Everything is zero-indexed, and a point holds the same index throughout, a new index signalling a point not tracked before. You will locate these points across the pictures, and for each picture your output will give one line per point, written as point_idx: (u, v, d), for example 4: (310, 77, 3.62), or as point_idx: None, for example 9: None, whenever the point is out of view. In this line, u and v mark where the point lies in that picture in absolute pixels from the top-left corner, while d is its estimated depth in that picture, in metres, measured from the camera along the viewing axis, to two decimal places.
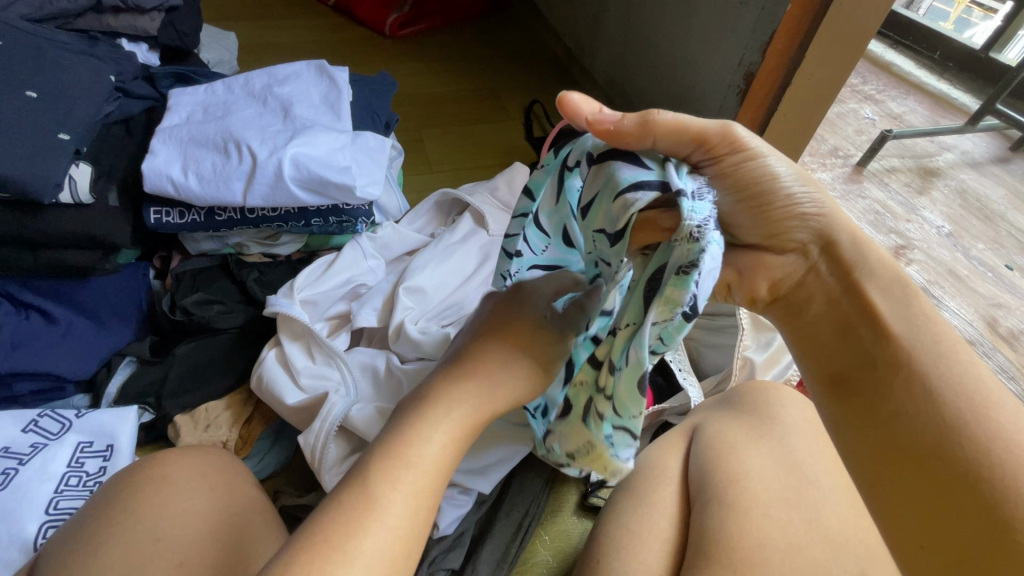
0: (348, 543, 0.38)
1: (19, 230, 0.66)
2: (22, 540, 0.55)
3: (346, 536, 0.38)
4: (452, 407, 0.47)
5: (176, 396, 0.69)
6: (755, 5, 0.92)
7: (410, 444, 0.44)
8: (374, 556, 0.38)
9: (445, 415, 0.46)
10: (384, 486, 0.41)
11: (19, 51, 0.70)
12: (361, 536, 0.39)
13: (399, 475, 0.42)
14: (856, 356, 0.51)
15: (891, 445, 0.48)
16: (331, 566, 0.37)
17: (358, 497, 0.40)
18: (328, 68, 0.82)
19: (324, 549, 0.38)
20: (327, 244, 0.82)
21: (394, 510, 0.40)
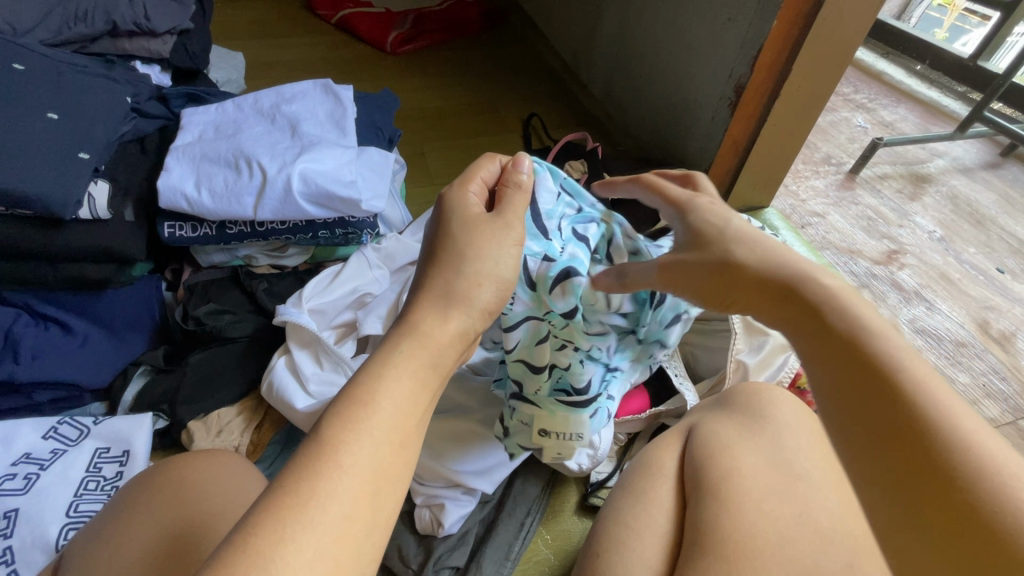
0: (302, 491, 0.33)
1: (40, 245, 0.69)
2: (45, 541, 0.57)
3: (307, 488, 0.33)
4: (421, 349, 0.41)
5: (190, 403, 0.71)
6: (743, 21, 0.96)
7: (365, 387, 0.38)
8: (338, 512, 0.33)
9: (410, 358, 0.40)
10: (338, 430, 0.35)
11: (40, 75, 0.73)
12: (316, 482, 0.33)
13: (356, 418, 0.36)
14: (835, 370, 0.41)
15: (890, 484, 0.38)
16: (285, 515, 0.32)
17: (311, 444, 0.35)
18: (334, 86, 0.86)
19: (281, 504, 0.32)
20: (333, 255, 0.85)
21: (359, 458, 0.35)
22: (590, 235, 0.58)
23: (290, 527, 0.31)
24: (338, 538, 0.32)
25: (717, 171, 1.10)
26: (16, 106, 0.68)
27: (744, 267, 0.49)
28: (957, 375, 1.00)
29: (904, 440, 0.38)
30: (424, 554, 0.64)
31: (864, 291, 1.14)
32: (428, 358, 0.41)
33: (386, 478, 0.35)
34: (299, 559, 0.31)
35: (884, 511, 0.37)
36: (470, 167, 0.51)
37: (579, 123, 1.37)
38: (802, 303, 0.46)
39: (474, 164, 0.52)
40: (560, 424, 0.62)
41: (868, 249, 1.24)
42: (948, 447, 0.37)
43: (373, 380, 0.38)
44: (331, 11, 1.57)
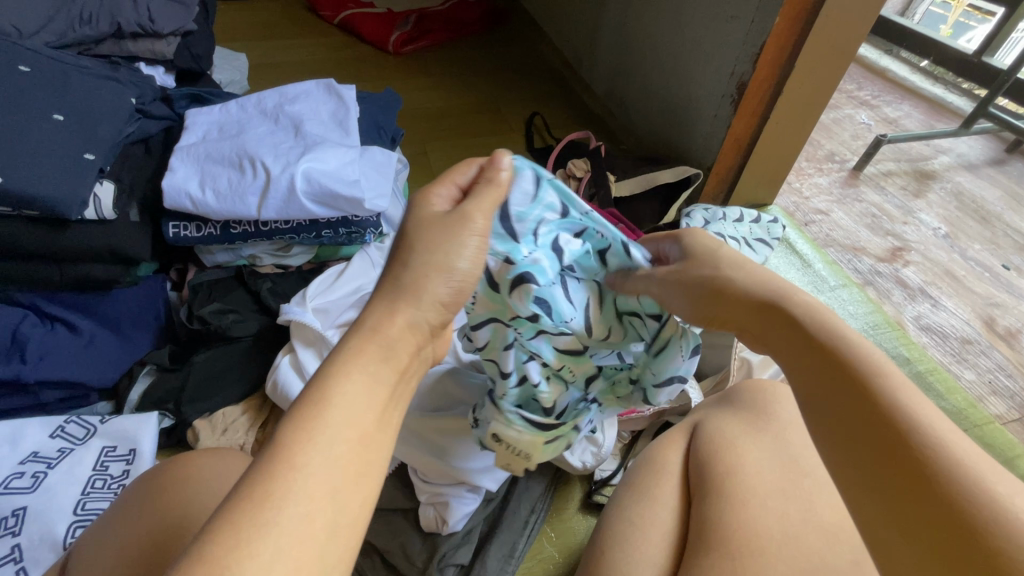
0: (260, 494, 0.31)
1: (46, 246, 0.70)
2: (53, 539, 0.58)
3: (263, 490, 0.32)
4: (371, 344, 0.40)
5: (195, 401, 0.72)
6: (745, 18, 0.96)
7: (322, 388, 0.37)
8: (301, 512, 0.32)
9: (361, 355, 0.40)
10: (294, 432, 0.34)
11: (46, 77, 0.74)
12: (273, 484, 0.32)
13: (311, 418, 0.35)
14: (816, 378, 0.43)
15: (866, 480, 0.38)
16: (242, 518, 0.30)
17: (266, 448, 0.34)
18: (336, 86, 0.86)
19: (239, 508, 0.31)
20: (337, 254, 0.85)
21: (317, 456, 0.34)
22: (569, 249, 0.55)
23: (252, 527, 0.30)
24: (299, 539, 0.31)
25: (720, 169, 1.10)
26: (21, 108, 0.69)
27: (729, 281, 0.51)
28: (963, 373, 0.99)
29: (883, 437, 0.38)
30: (429, 552, 0.64)
31: (869, 288, 1.14)
32: (381, 353, 0.40)
33: (349, 475, 0.34)
34: (257, 561, 0.29)
35: (872, 507, 0.37)
36: (445, 170, 0.50)
37: (581, 121, 1.37)
38: (781, 314, 0.48)
39: (453, 167, 0.50)
40: (513, 439, 0.59)
41: (872, 246, 1.23)
42: (927, 444, 0.37)
43: (328, 381, 0.37)
44: (333, 11, 1.57)
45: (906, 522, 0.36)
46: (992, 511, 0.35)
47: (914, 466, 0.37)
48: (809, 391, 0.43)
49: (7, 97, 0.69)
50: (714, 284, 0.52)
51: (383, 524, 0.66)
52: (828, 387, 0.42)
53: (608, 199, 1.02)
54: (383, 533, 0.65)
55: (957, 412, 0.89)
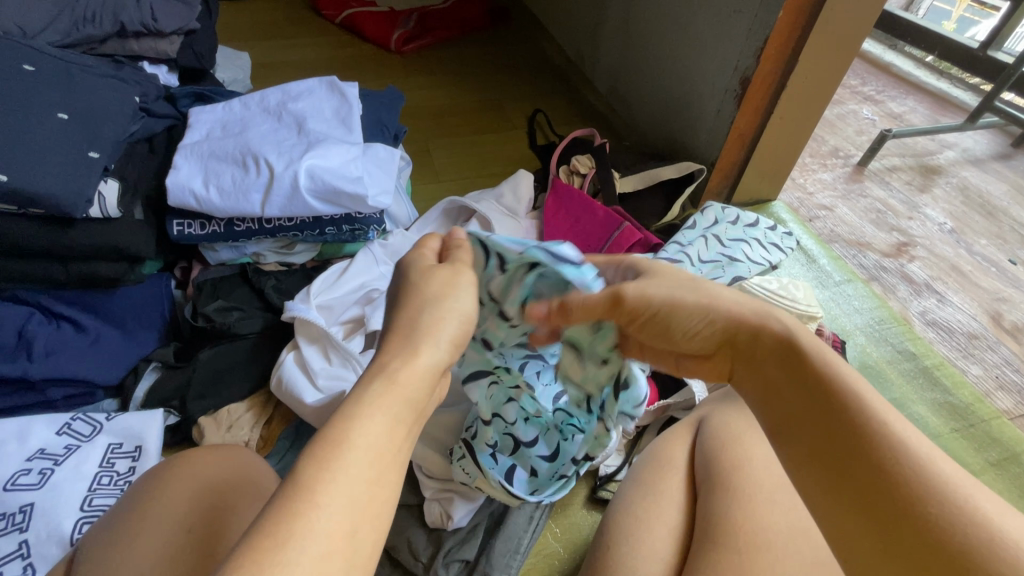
0: (280, 536, 0.31)
1: (51, 244, 0.70)
2: (59, 535, 0.58)
3: (284, 532, 0.31)
4: (398, 387, 0.38)
5: (200, 398, 0.72)
6: (748, 12, 0.95)
7: (345, 424, 0.36)
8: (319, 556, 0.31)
9: (389, 395, 0.38)
10: (315, 473, 0.33)
11: (51, 77, 0.74)
12: (294, 528, 0.31)
13: (334, 459, 0.34)
14: (796, 407, 0.42)
15: (868, 518, 0.38)
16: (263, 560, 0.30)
17: (289, 486, 0.33)
18: (339, 83, 0.86)
19: (259, 548, 0.30)
20: (340, 252, 0.86)
21: (337, 499, 0.33)
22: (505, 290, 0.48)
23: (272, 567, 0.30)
24: None
25: (724, 164, 1.09)
26: (26, 107, 0.69)
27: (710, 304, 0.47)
28: (969, 368, 0.98)
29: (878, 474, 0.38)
30: (434, 546, 0.64)
31: (874, 284, 1.13)
32: (408, 394, 0.39)
33: (368, 518, 0.34)
34: None
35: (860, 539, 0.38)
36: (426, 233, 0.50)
37: (583, 118, 1.37)
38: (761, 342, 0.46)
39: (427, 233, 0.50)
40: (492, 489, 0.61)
41: (877, 241, 1.23)
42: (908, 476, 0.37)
43: (351, 418, 0.36)
44: (334, 10, 1.57)
45: (908, 562, 0.36)
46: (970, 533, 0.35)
47: (912, 503, 0.37)
48: (799, 427, 0.42)
49: (12, 96, 0.69)
50: (672, 313, 0.46)
51: (388, 520, 0.66)
52: (818, 425, 0.41)
53: (612, 195, 1.02)
54: (387, 529, 0.65)
55: (964, 407, 0.89)
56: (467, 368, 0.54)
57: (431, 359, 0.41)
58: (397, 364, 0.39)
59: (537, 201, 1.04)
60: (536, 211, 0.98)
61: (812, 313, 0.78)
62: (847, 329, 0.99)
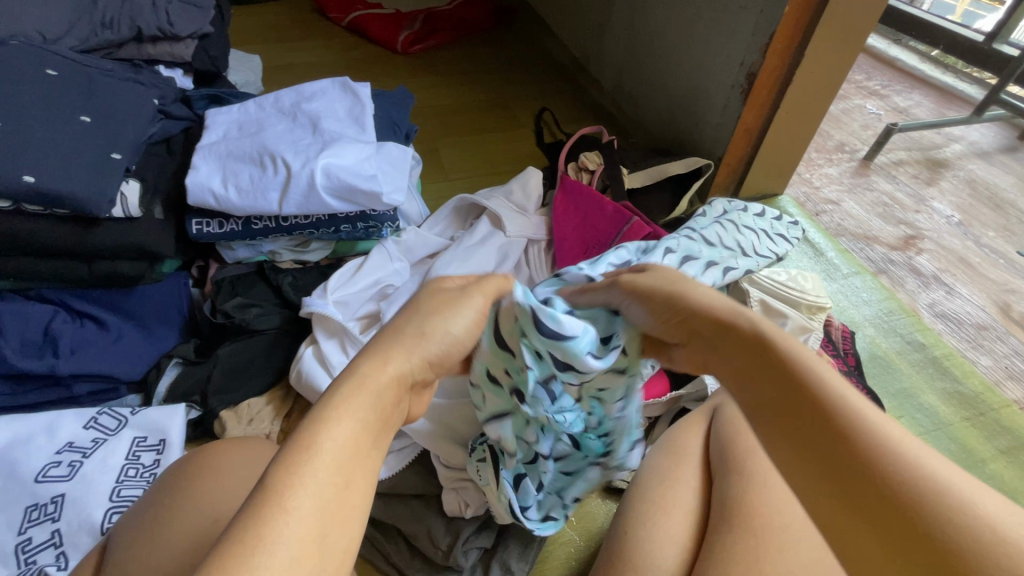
0: (246, 539, 0.30)
1: (75, 243, 0.72)
2: (90, 524, 0.60)
3: (251, 535, 0.30)
4: (362, 392, 0.39)
5: (220, 393, 0.74)
6: (754, 8, 0.96)
7: (308, 431, 0.36)
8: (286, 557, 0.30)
9: (356, 398, 0.38)
10: (281, 478, 0.33)
11: (73, 81, 0.76)
12: (262, 529, 0.31)
13: (299, 463, 0.34)
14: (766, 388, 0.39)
15: (845, 511, 0.33)
16: (231, 565, 0.29)
17: (254, 493, 0.32)
18: (352, 84, 0.88)
19: (227, 553, 0.30)
20: (355, 249, 0.87)
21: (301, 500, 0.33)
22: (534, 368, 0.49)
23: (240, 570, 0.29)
24: None
25: (731, 159, 1.10)
26: (50, 110, 0.71)
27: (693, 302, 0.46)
28: (979, 358, 0.99)
29: (847, 454, 0.34)
30: (452, 535, 0.65)
31: (882, 276, 1.14)
32: (377, 396, 0.39)
33: (340, 517, 0.33)
34: None
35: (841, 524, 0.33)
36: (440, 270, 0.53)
37: (590, 116, 1.38)
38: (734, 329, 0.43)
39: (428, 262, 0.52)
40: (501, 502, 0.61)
41: (884, 235, 1.23)
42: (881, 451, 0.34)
43: (313, 423, 0.36)
44: (341, 13, 1.59)
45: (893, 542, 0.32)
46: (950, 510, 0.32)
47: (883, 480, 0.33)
48: (764, 420, 0.38)
49: (37, 100, 0.71)
50: (681, 298, 0.47)
51: (408, 509, 0.67)
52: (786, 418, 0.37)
53: (620, 191, 1.03)
54: (407, 518, 0.66)
55: (974, 396, 0.89)
56: (490, 409, 0.56)
57: (402, 364, 0.42)
58: (371, 362, 0.41)
59: (545, 198, 1.05)
60: (546, 207, 0.99)
61: (820, 303, 0.79)
62: (855, 321, 0.99)
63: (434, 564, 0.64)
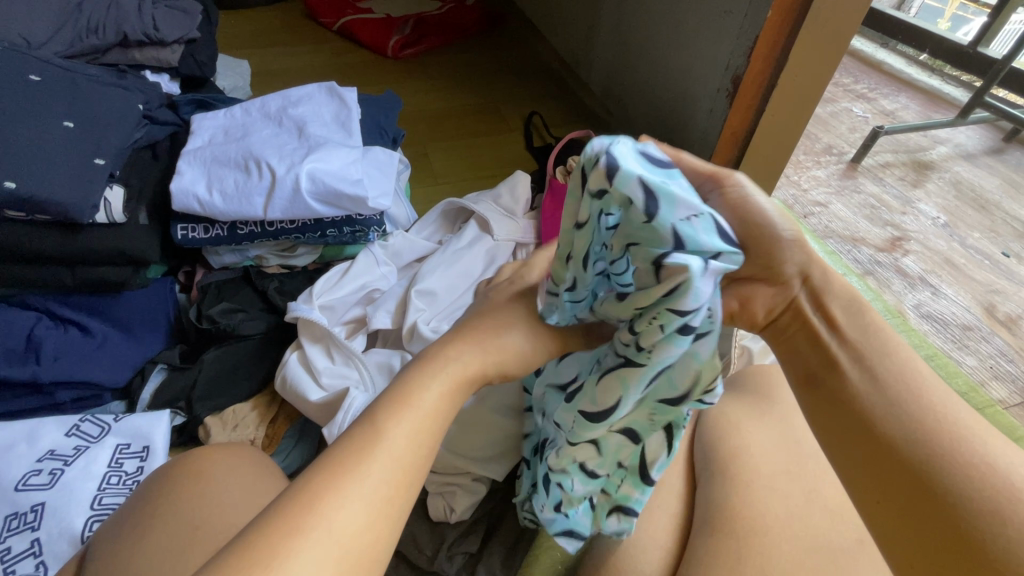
0: (353, 467, 0.37)
1: (58, 249, 0.71)
2: (71, 533, 0.59)
3: (355, 465, 0.37)
4: (413, 408, 0.41)
5: (205, 399, 0.73)
6: (738, 12, 0.97)
7: (411, 390, 0.42)
8: (358, 510, 0.36)
9: (412, 412, 0.41)
10: (387, 422, 0.40)
11: (56, 86, 0.76)
12: (365, 463, 0.38)
13: (401, 415, 0.40)
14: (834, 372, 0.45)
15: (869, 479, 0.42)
16: (341, 484, 0.36)
17: (364, 429, 0.39)
18: (338, 89, 0.88)
19: (336, 474, 0.37)
20: (342, 253, 0.86)
21: (351, 508, 0.36)
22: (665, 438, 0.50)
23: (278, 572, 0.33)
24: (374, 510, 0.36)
25: (718, 162, 1.11)
26: (33, 115, 0.71)
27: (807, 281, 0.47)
28: (963, 359, 1.00)
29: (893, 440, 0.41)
30: (437, 541, 0.65)
31: (869, 278, 1.15)
32: (431, 413, 0.42)
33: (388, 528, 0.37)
34: (340, 523, 0.35)
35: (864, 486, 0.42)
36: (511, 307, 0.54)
37: (580, 120, 1.39)
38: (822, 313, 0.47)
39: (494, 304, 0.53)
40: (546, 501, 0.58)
41: (872, 236, 1.24)
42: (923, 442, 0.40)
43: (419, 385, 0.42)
44: (332, 18, 1.60)
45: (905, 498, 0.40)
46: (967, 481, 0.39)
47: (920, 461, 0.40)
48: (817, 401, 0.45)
49: (21, 105, 0.71)
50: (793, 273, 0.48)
51: None
52: (829, 398, 0.44)
53: None
54: None
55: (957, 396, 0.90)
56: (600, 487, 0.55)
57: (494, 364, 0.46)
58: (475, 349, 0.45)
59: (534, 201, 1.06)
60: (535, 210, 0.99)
61: None
62: None
63: (419, 569, 0.64)
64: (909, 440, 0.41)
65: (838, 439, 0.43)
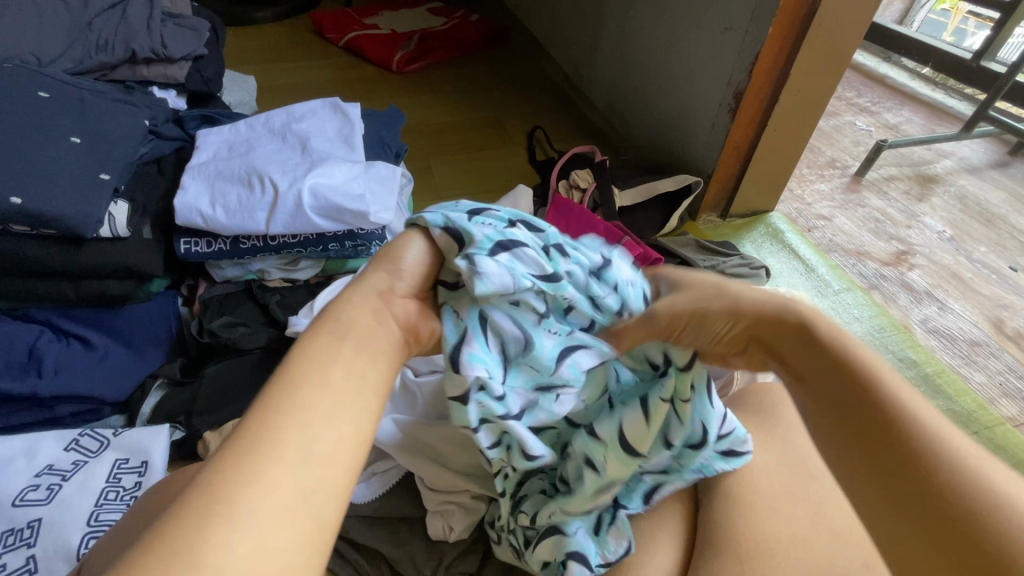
0: (266, 451, 0.32)
1: (62, 263, 0.71)
2: (67, 550, 0.59)
3: (263, 448, 0.32)
4: (322, 374, 0.37)
5: (206, 413, 0.73)
6: (739, 29, 0.97)
7: (309, 358, 0.37)
8: (285, 492, 0.32)
9: (316, 369, 0.37)
10: (294, 396, 0.35)
11: (64, 103, 0.77)
12: (281, 441, 0.33)
13: (309, 383, 0.36)
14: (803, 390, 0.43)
15: (885, 506, 0.37)
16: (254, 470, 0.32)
17: (266, 408, 0.34)
18: (342, 105, 0.89)
19: (242, 463, 0.32)
20: (343, 267, 0.87)
21: (276, 488, 0.31)
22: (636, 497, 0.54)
23: (198, 547, 0.28)
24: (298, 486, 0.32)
25: (720, 176, 1.11)
26: (41, 132, 0.72)
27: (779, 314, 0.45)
28: (972, 375, 0.98)
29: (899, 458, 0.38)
30: (435, 560, 0.64)
31: (875, 292, 1.13)
32: (347, 365, 0.38)
33: (326, 492, 0.33)
34: (261, 508, 0.30)
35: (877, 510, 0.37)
36: (394, 248, 0.46)
37: (582, 134, 1.39)
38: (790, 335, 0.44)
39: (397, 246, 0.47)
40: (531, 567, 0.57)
41: (876, 250, 1.23)
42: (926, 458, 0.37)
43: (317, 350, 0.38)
44: (338, 34, 1.62)
45: (933, 528, 0.36)
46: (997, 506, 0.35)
47: (929, 482, 0.37)
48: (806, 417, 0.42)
49: (29, 122, 0.72)
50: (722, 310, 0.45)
51: (390, 533, 0.66)
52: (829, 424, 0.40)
53: (613, 211, 1.04)
54: (390, 540, 0.65)
55: (966, 413, 0.88)
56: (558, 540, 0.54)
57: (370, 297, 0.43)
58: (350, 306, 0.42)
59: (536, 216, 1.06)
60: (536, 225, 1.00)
61: None
62: None
63: None
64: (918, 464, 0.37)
65: (848, 469, 0.39)
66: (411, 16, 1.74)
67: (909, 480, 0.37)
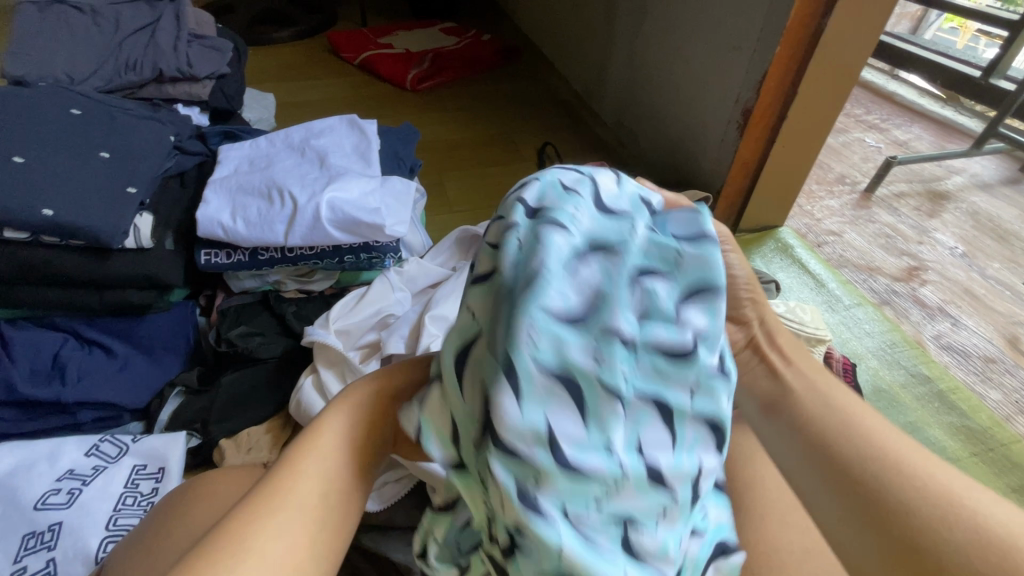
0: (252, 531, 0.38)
1: (88, 273, 0.74)
2: (86, 554, 0.60)
3: (249, 527, 0.38)
4: (316, 458, 0.41)
5: (221, 421, 0.75)
6: (747, 48, 0.99)
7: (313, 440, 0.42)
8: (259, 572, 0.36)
9: (312, 459, 0.41)
10: (288, 479, 0.40)
11: (95, 120, 0.81)
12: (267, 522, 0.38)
13: (302, 466, 0.41)
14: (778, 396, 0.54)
15: (844, 505, 0.46)
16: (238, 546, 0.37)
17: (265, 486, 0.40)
18: (359, 121, 0.92)
19: (231, 538, 0.37)
20: (357, 279, 0.89)
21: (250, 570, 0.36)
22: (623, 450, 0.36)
23: None
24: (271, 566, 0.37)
25: (729, 191, 1.12)
26: (73, 148, 0.75)
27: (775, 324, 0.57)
28: (987, 393, 0.96)
29: (858, 473, 0.46)
30: None
31: (887, 308, 1.13)
32: (339, 449, 0.43)
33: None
34: None
35: (838, 511, 0.46)
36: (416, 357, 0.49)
37: (592, 150, 1.41)
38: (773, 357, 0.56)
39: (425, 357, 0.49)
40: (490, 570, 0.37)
41: (887, 266, 1.23)
42: (881, 473, 0.46)
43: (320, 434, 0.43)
44: (354, 53, 1.67)
45: (886, 531, 0.44)
46: (942, 523, 0.43)
47: (884, 490, 0.45)
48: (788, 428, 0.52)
49: (62, 138, 0.75)
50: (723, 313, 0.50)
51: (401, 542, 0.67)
52: (792, 430, 0.51)
53: None
54: (400, 548, 0.65)
55: (981, 431, 0.87)
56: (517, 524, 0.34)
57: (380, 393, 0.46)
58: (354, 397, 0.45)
59: None
60: None
61: (820, 335, 0.77)
62: (858, 353, 0.98)
63: None
64: (876, 466, 0.46)
65: (824, 478, 0.48)
66: (425, 36, 1.78)
67: (858, 486, 0.46)
